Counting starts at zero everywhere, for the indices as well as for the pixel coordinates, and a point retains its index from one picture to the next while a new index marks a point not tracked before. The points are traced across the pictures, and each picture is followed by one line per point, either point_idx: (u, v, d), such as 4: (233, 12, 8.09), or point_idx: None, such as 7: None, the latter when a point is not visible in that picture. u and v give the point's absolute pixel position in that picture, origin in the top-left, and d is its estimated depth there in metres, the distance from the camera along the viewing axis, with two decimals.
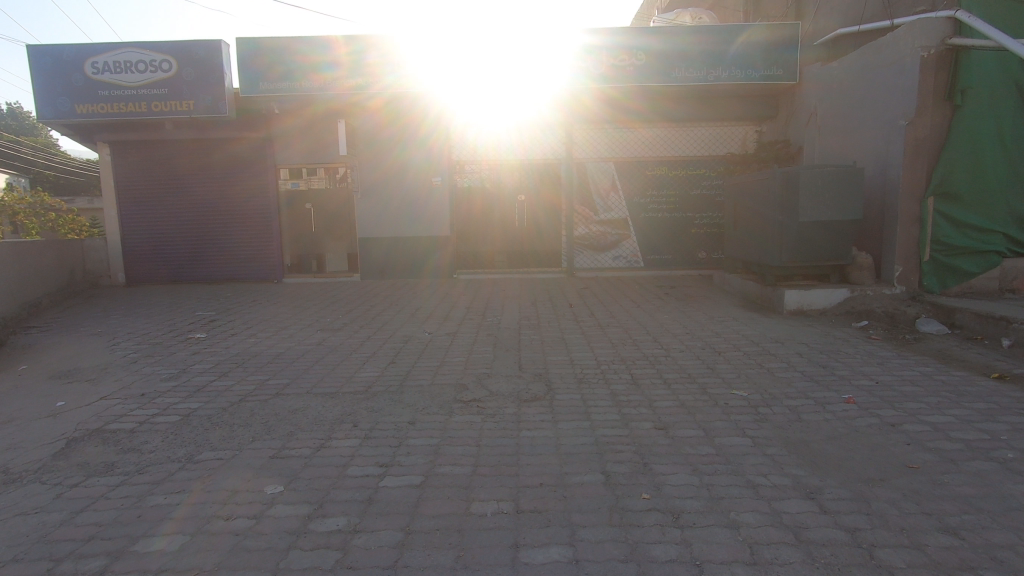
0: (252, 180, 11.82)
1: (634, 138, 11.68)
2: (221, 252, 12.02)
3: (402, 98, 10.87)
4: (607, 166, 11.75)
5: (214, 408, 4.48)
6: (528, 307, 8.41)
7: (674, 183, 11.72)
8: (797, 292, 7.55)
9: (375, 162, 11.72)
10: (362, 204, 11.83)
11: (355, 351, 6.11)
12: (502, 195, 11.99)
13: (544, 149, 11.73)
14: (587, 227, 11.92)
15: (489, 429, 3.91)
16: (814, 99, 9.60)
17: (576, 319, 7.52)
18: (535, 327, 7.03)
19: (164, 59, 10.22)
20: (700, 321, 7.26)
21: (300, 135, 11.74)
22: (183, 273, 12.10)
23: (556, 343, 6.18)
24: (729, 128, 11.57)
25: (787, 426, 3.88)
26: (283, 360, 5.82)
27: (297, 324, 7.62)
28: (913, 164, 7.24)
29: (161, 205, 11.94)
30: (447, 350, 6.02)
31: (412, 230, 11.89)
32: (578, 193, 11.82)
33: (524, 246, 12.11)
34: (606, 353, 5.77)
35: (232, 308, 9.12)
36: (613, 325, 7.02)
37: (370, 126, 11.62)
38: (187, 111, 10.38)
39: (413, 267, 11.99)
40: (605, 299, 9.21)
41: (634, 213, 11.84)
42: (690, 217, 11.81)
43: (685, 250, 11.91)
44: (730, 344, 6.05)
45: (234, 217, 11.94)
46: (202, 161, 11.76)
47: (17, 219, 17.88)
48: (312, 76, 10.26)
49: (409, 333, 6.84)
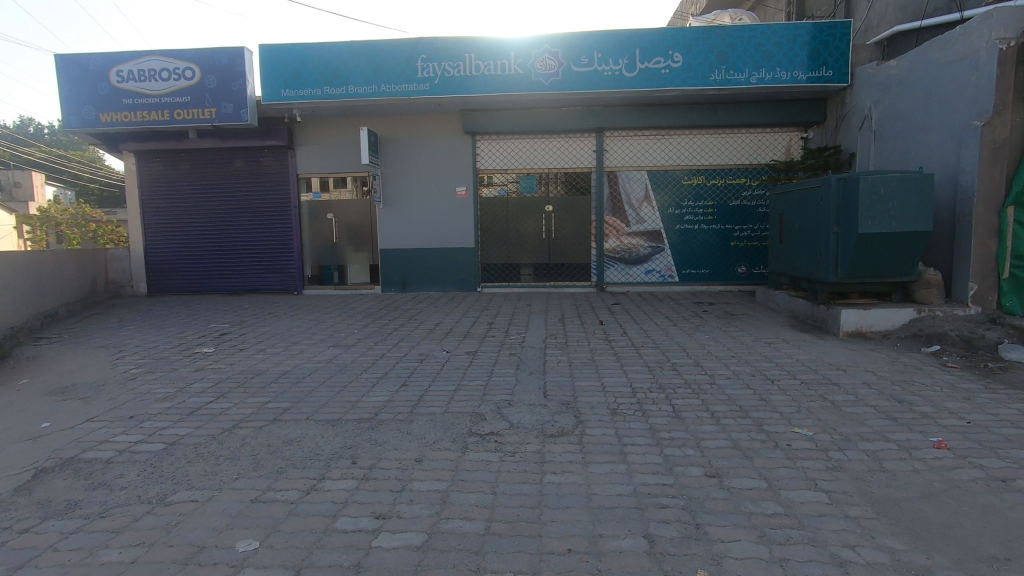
0: (274, 190, 11.59)
1: (669, 146, 11.06)
2: (242, 262, 11.81)
3: (426, 105, 10.45)
4: (639, 175, 11.16)
5: (203, 435, 4.02)
6: (555, 324, 7.82)
7: (711, 193, 11.05)
8: (855, 312, 6.79)
9: (398, 170, 11.37)
10: (384, 214, 11.47)
11: (366, 371, 5.63)
12: (531, 205, 11.35)
13: (573, 157, 11.21)
14: (618, 239, 11.31)
15: (507, 472, 3.34)
16: (868, 102, 8.85)
17: (607, 338, 6.91)
18: (562, 347, 6.45)
19: (187, 67, 10.07)
20: (745, 342, 6.56)
21: (322, 143, 11.44)
22: (204, 284, 11.91)
23: (586, 366, 5.58)
24: (772, 135, 10.85)
25: (868, 478, 3.22)
26: (288, 380, 5.37)
27: (310, 339, 7.20)
28: (990, 169, 6.46)
29: (183, 215, 11.80)
30: (465, 372, 5.48)
31: (435, 241, 11.46)
32: (608, 204, 11.25)
33: (553, 259, 11.45)
34: (642, 379, 5.14)
35: (247, 321, 8.79)
36: (648, 347, 6.38)
37: (393, 134, 11.30)
38: (209, 119, 10.17)
39: (435, 280, 11.55)
40: (637, 315, 8.57)
41: (668, 224, 11.19)
42: (729, 229, 11.10)
43: (723, 264, 11.18)
44: (785, 370, 5.35)
45: (255, 227, 11.71)
46: (224, 170, 11.59)
47: (60, 229, 18.37)
48: (334, 83, 9.98)
49: (426, 352, 6.33)
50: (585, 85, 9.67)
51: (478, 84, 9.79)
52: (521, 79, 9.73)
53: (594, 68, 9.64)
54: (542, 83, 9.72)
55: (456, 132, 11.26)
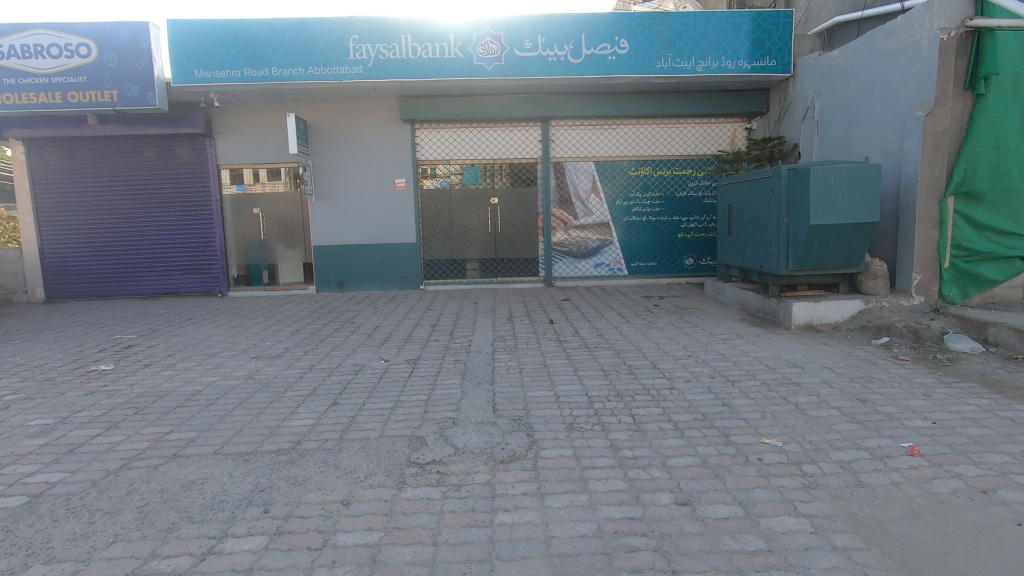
0: (191, 183, 10.51)
1: (615, 136, 10.79)
2: (157, 263, 10.68)
3: (360, 90, 9.67)
4: (586, 166, 10.85)
5: (79, 482, 3.30)
6: (502, 325, 7.37)
7: (658, 184, 10.89)
8: (806, 305, 6.70)
9: (331, 161, 10.56)
10: (316, 208, 10.63)
11: (292, 388, 4.98)
12: (475, 198, 10.83)
13: (518, 147, 10.76)
14: (565, 232, 10.96)
15: (452, 513, 2.85)
16: (811, 92, 8.84)
17: (558, 339, 6.52)
18: (511, 351, 6.00)
19: (81, 43, 8.84)
20: (700, 339, 6.33)
21: (245, 131, 10.45)
22: (113, 288, 10.70)
23: (538, 374, 5.15)
24: (716, 125, 10.77)
25: (848, 497, 2.95)
26: (197, 403, 4.65)
27: (229, 350, 6.42)
28: (932, 160, 6.48)
29: (85, 211, 10.52)
30: (405, 385, 4.93)
31: (373, 237, 10.75)
32: (555, 196, 10.88)
33: (499, 253, 10.98)
34: (598, 387, 4.76)
35: (158, 329, 7.85)
36: (602, 348, 6.02)
37: (325, 122, 10.47)
38: (109, 102, 8.99)
39: (375, 278, 10.85)
40: (588, 312, 8.25)
41: (616, 217, 10.94)
42: (676, 221, 10.98)
43: (671, 256, 11.06)
44: (743, 370, 5.12)
45: (171, 224, 10.60)
46: (132, 160, 10.39)
47: None
48: (256, 64, 9.05)
49: (361, 362, 5.72)
50: (529, 71, 9.21)
51: (416, 68, 9.14)
52: (462, 64, 9.15)
53: (538, 53, 9.18)
54: (485, 68, 9.18)
55: (394, 120, 10.55)
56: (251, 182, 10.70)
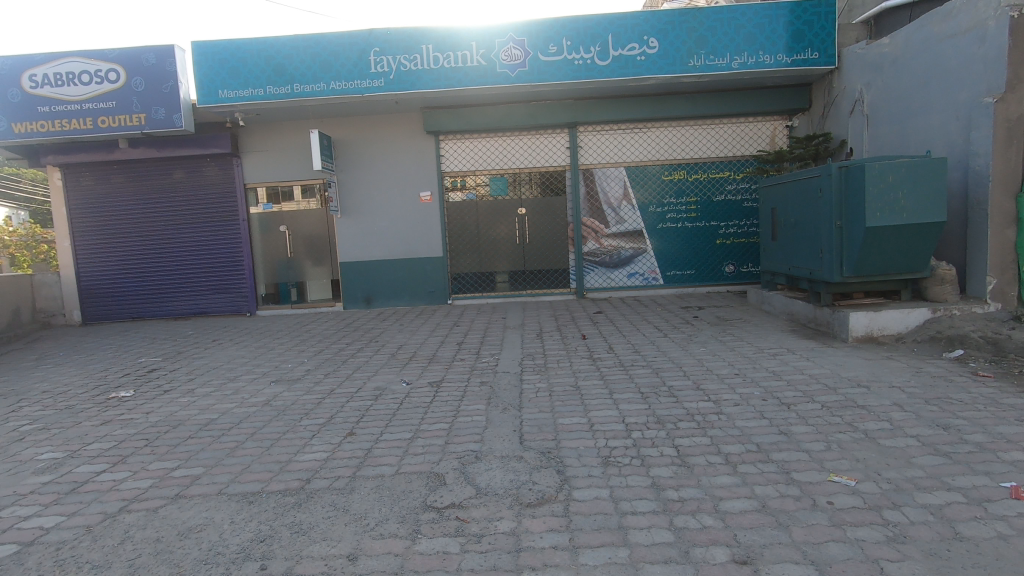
0: (220, 203, 10.55)
1: (647, 140, 10.34)
2: (187, 283, 10.73)
3: (382, 103, 9.52)
4: (616, 172, 10.42)
5: (74, 528, 3.06)
6: (531, 342, 6.99)
7: (693, 188, 10.37)
8: (865, 315, 6.10)
9: (356, 176, 10.43)
10: (342, 223, 10.51)
11: (309, 415, 4.72)
12: (502, 209, 10.52)
13: (545, 155, 10.42)
14: (597, 242, 10.53)
15: (471, 572, 2.47)
16: (859, 84, 8.23)
17: (591, 357, 6.10)
18: (541, 371, 5.61)
19: (110, 69, 8.97)
20: (747, 355, 5.81)
21: (271, 149, 10.44)
22: (147, 309, 10.80)
23: (569, 397, 4.75)
24: (754, 124, 10.21)
25: (945, 554, 2.45)
26: (210, 433, 4.42)
27: (250, 374, 6.23)
28: (1005, 151, 5.84)
29: (119, 234, 10.66)
30: (427, 412, 4.60)
31: (400, 252, 10.55)
32: (585, 204, 10.48)
33: (528, 265, 10.62)
34: (636, 412, 4.32)
35: (184, 351, 7.76)
36: (639, 367, 5.57)
37: (350, 137, 10.37)
38: (138, 126, 9.06)
39: (402, 293, 10.63)
40: (623, 326, 7.79)
41: (649, 224, 10.46)
42: (713, 227, 10.42)
43: (710, 264, 10.49)
44: (800, 391, 4.60)
45: (200, 244, 10.65)
46: (162, 182, 10.50)
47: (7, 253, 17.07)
48: (279, 82, 9.00)
49: (382, 385, 5.43)
50: (554, 77, 8.88)
51: (438, 78, 8.92)
52: (485, 72, 8.89)
53: (563, 57, 8.85)
54: (508, 75, 8.89)
55: (417, 132, 10.36)
56: (277, 200, 10.66)
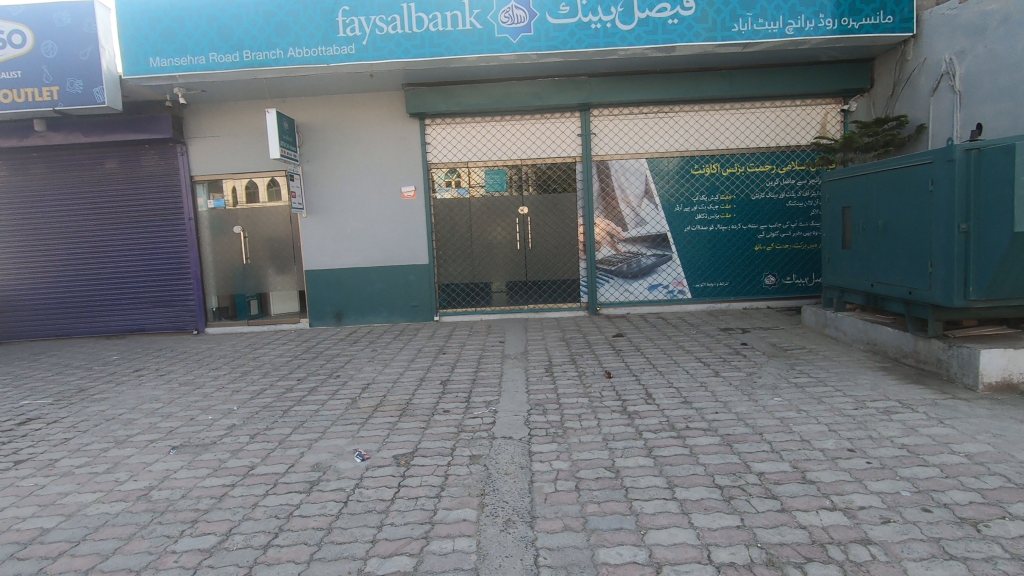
0: (162, 198, 8.80)
1: (674, 126, 8.67)
2: (122, 295, 8.96)
3: (353, 78, 7.79)
4: (636, 164, 8.75)
5: None
6: (540, 381, 5.29)
7: (727, 185, 8.74)
8: (1001, 354, 4.45)
9: (325, 167, 8.71)
10: (308, 223, 8.77)
11: (199, 526, 2.97)
12: (500, 208, 8.81)
13: (551, 144, 8.73)
14: (612, 247, 8.85)
15: None
16: (948, 54, 6.60)
17: (626, 410, 4.38)
18: (558, 438, 3.89)
19: (13, 30, 7.24)
20: (847, 413, 4.11)
21: (222, 134, 8.69)
22: (73, 325, 9.03)
23: (609, 498, 3.02)
24: (802, 109, 8.56)
25: None
26: (20, 568, 2.66)
27: (152, 431, 4.48)
28: None
29: (39, 235, 8.86)
30: (382, 524, 2.88)
31: (377, 259, 8.84)
32: (599, 203, 8.79)
33: (530, 274, 8.92)
34: (726, 538, 2.62)
35: (88, 388, 5.99)
36: (699, 433, 3.85)
37: (318, 122, 8.64)
38: (49, 101, 7.31)
39: (379, 308, 8.90)
40: (655, 356, 6.07)
41: (674, 227, 8.80)
42: (751, 230, 8.78)
43: (746, 275, 8.84)
44: (975, 492, 2.91)
45: (137, 249, 8.88)
46: (92, 173, 8.74)
47: None
48: (224, 49, 7.27)
49: (326, 461, 3.70)
50: (565, 44, 7.20)
51: (422, 44, 7.22)
52: (481, 38, 7.20)
53: (576, 20, 7.18)
54: (509, 41, 7.20)
55: (399, 115, 8.64)
56: (229, 195, 8.90)
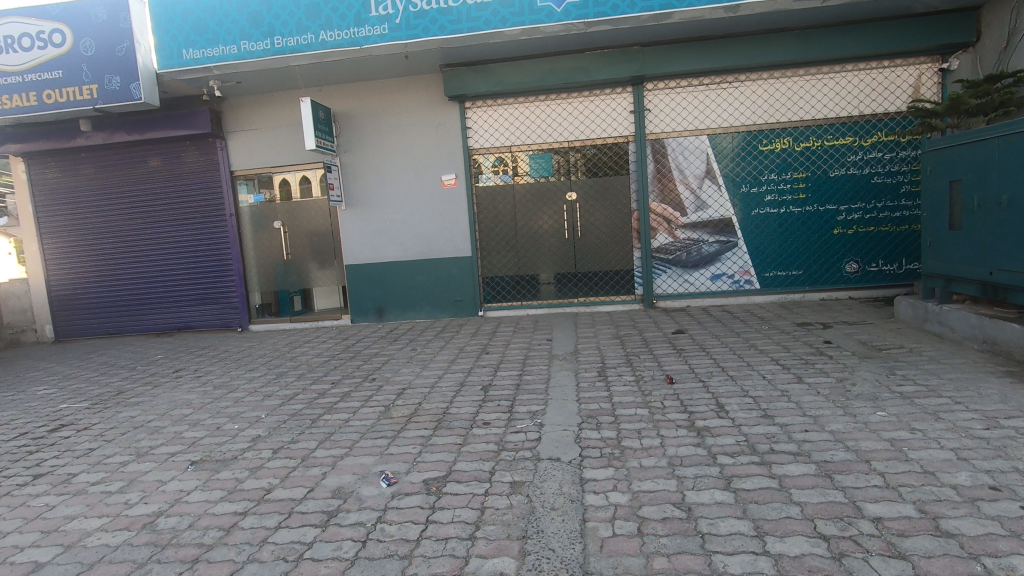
0: (204, 195, 8.71)
1: (738, 98, 7.78)
2: (169, 293, 8.97)
3: (388, 61, 7.35)
4: (696, 142, 7.93)
5: None
6: (592, 388, 4.70)
7: (800, 161, 7.80)
8: None
9: (363, 157, 8.36)
10: (347, 216, 8.47)
11: (199, 567, 2.58)
12: (546, 194, 8.21)
13: (601, 124, 8.03)
14: (669, 234, 8.09)
15: None
16: None
17: (695, 427, 3.74)
18: (615, 462, 3.31)
19: (54, 29, 7.22)
20: (976, 434, 3.32)
21: (259, 127, 8.48)
22: (125, 322, 9.13)
23: (681, 550, 2.43)
24: (890, 71, 7.50)
25: None
26: None
27: (175, 443, 4.20)
28: None
29: (90, 234, 8.97)
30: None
31: (418, 252, 8.44)
32: (654, 186, 8.04)
33: (579, 265, 8.29)
34: None
35: (126, 390, 5.85)
36: (788, 459, 3.17)
37: (355, 110, 8.29)
38: (89, 100, 7.25)
39: (421, 303, 8.51)
40: (723, 358, 5.35)
41: (740, 210, 7.95)
42: (829, 211, 7.82)
43: (823, 261, 7.89)
44: None
45: (182, 246, 8.84)
46: (137, 172, 8.75)
47: None
48: (256, 36, 6.98)
49: (349, 485, 3.27)
50: (615, 9, 6.58)
51: (459, 19, 6.70)
52: (521, 8, 6.67)
53: None
54: (552, 10, 6.62)
55: (437, 99, 8.16)
56: (268, 189, 8.72)
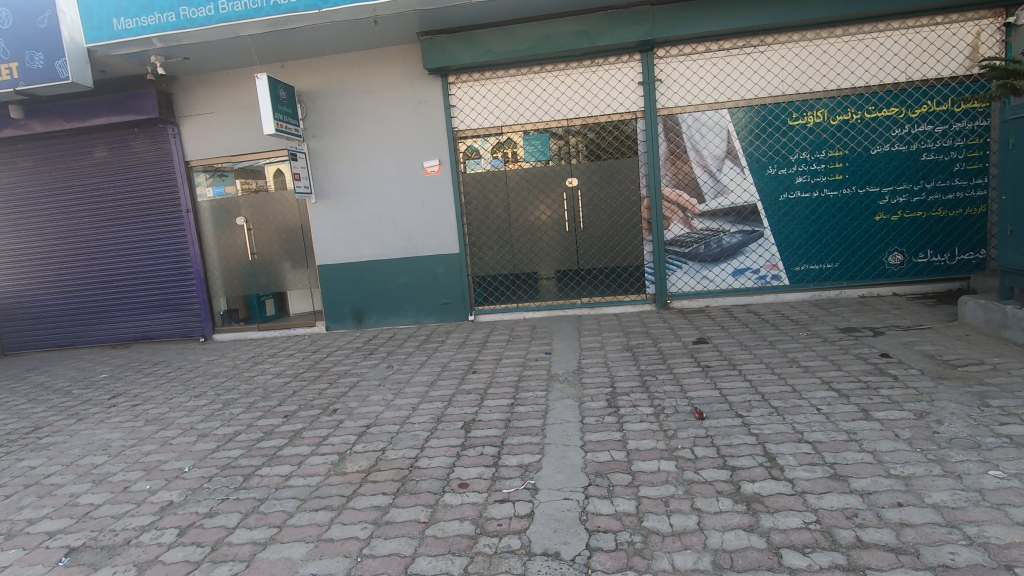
0: (157, 188, 7.71)
1: (764, 64, 6.71)
2: (123, 300, 8.01)
3: (357, 28, 6.32)
4: (715, 117, 6.87)
5: None
6: (600, 428, 3.71)
7: (837, 137, 6.74)
8: None
9: (334, 142, 7.34)
10: (318, 210, 7.47)
11: None
12: (543, 181, 7.20)
13: (604, 98, 6.97)
14: (684, 224, 7.06)
15: None
16: None
17: (743, 495, 2.76)
18: (638, 563, 2.35)
19: None
20: None
21: (216, 110, 7.46)
22: (76, 333, 8.18)
23: None
24: (943, 28, 6.42)
25: None
26: None
27: (63, 514, 3.25)
28: None
29: (32, 235, 7.99)
30: None
31: (400, 249, 7.44)
32: (667, 169, 6.99)
33: (583, 262, 7.30)
34: None
35: (43, 426, 4.90)
36: (890, 563, 2.20)
37: (324, 88, 7.25)
38: (9, 80, 6.23)
39: (404, 307, 7.53)
40: (761, 379, 4.36)
41: (767, 194, 6.90)
42: (870, 195, 6.77)
43: (863, 252, 6.86)
44: None
45: (135, 248, 7.87)
46: (81, 165, 7.75)
47: None
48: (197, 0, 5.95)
49: None
50: None
51: None
52: None
53: None
54: None
55: (417, 73, 7.11)
56: (259, 180, 7.70)
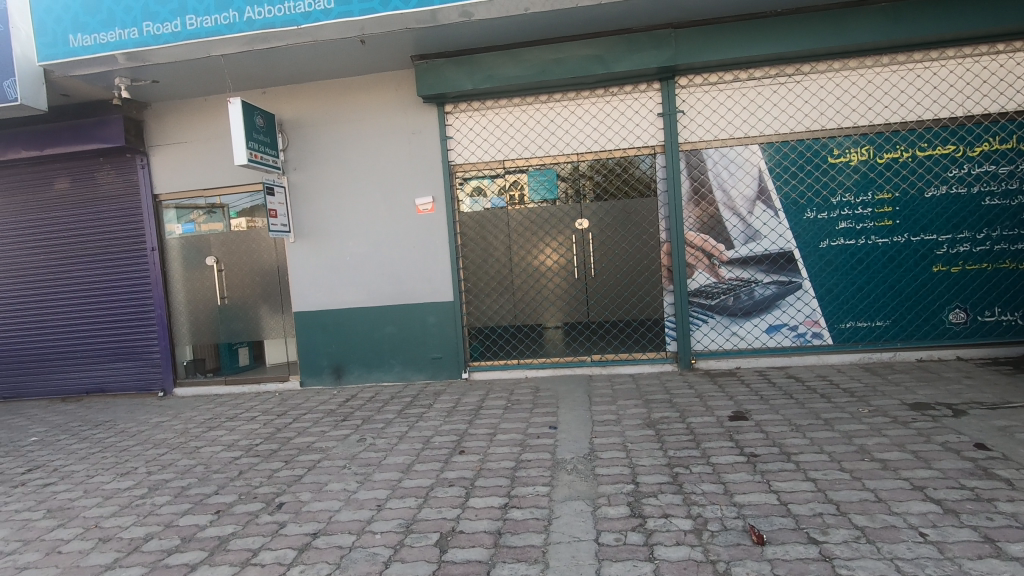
0: (121, 224, 6.96)
1: (801, 95, 5.95)
2: (76, 347, 7.14)
3: (343, 49, 5.64)
4: (745, 153, 6.07)
5: None
6: (622, 557, 2.71)
7: (886, 177, 5.91)
8: None
9: (317, 176, 6.59)
10: (296, 251, 6.66)
11: None
12: (549, 222, 6.63)
13: (620, 131, 6.20)
14: (711, 273, 6.16)
15: None
16: None
17: None
18: None
19: None
20: None
21: (190, 139, 6.77)
22: (23, 384, 7.29)
23: None
24: (1006, 57, 5.68)
25: None
26: None
27: None
28: None
29: None
30: None
31: (386, 295, 6.57)
32: (691, 211, 6.17)
33: (593, 312, 6.68)
34: None
35: None
36: None
37: (308, 117, 6.56)
38: None
39: (389, 361, 6.60)
40: (829, 480, 3.34)
41: (807, 241, 6.03)
42: (926, 243, 5.88)
43: (920, 309, 5.91)
44: None
45: (93, 290, 7.05)
46: (40, 198, 7.04)
47: None
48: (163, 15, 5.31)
49: None
50: None
51: None
52: None
53: None
54: None
55: (411, 101, 6.41)
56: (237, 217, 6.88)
